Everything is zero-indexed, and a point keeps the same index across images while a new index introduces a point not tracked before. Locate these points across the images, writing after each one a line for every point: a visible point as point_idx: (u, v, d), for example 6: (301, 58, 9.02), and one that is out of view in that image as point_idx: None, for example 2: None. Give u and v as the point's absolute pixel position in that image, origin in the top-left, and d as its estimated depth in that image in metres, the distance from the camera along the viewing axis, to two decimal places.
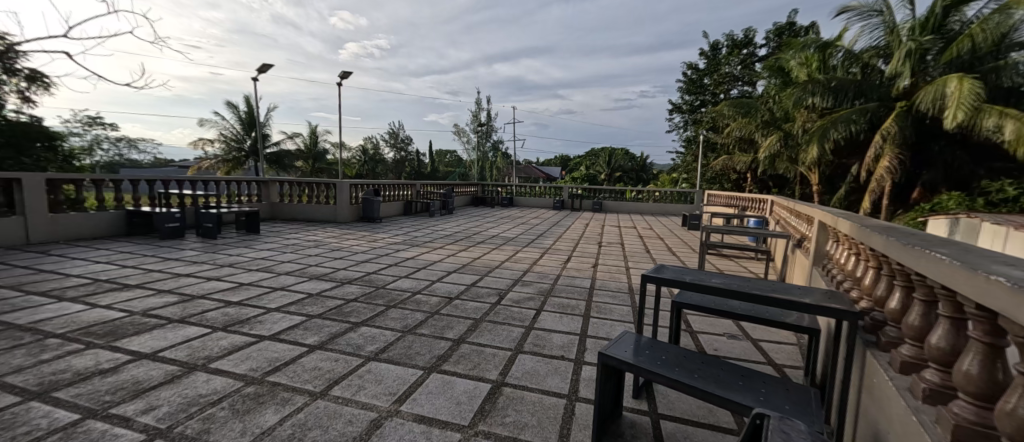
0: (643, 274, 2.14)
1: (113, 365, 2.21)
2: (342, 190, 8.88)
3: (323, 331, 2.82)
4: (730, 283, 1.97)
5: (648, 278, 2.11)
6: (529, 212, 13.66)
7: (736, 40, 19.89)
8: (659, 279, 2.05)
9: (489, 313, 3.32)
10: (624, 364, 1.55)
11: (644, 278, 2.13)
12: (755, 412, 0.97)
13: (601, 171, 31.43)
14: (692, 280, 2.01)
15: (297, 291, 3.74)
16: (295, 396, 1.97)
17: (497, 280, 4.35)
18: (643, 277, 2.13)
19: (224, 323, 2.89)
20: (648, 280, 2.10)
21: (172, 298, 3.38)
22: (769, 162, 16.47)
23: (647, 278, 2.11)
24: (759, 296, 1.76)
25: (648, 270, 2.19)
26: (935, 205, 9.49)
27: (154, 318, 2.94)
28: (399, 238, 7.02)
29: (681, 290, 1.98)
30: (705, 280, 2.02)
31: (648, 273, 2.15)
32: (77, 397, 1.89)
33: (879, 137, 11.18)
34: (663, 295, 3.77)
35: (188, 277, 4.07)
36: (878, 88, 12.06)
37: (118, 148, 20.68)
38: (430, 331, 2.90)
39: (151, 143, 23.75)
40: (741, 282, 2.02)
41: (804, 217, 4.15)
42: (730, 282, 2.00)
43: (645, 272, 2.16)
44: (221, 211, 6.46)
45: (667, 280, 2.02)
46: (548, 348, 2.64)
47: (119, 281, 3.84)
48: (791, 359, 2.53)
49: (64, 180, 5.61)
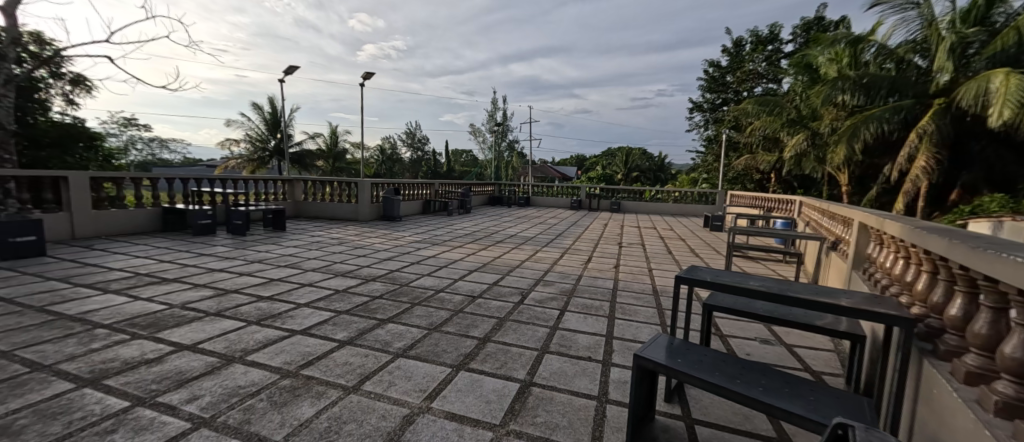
0: (677, 274, 2.09)
1: (158, 355, 2.31)
2: (364, 189, 9.04)
3: (351, 327, 2.87)
4: (770, 286, 1.90)
5: (684, 279, 2.05)
6: (546, 212, 13.65)
7: (761, 36, 19.40)
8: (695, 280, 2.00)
9: (513, 313, 3.32)
10: (660, 366, 1.54)
11: (679, 279, 2.08)
12: (834, 421, 0.95)
13: (617, 170, 31.20)
14: (729, 282, 1.97)
15: (324, 288, 3.83)
16: (329, 390, 2.01)
17: (518, 280, 4.34)
18: (678, 278, 2.08)
19: (258, 317, 2.98)
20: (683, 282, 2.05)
21: (207, 293, 3.51)
22: (794, 161, 16.03)
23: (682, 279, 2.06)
24: (803, 301, 1.70)
25: (682, 271, 2.15)
26: (977, 207, 9.04)
27: (192, 311, 3.04)
28: (419, 237, 7.10)
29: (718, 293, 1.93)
30: (742, 282, 1.96)
31: (683, 273, 2.10)
32: (126, 385, 1.98)
33: (915, 136, 10.80)
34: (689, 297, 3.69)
35: (220, 272, 4.20)
36: (914, 85, 11.67)
37: (152, 147, 21.55)
38: (456, 329, 2.92)
39: (182, 143, 24.69)
40: (782, 286, 1.94)
41: (839, 219, 4.00)
42: (768, 286, 1.93)
43: (679, 272, 2.11)
44: (250, 209, 6.66)
45: (704, 282, 1.97)
46: (574, 349, 2.63)
47: (158, 275, 4.00)
48: (828, 367, 2.47)
49: (106, 178, 5.89)
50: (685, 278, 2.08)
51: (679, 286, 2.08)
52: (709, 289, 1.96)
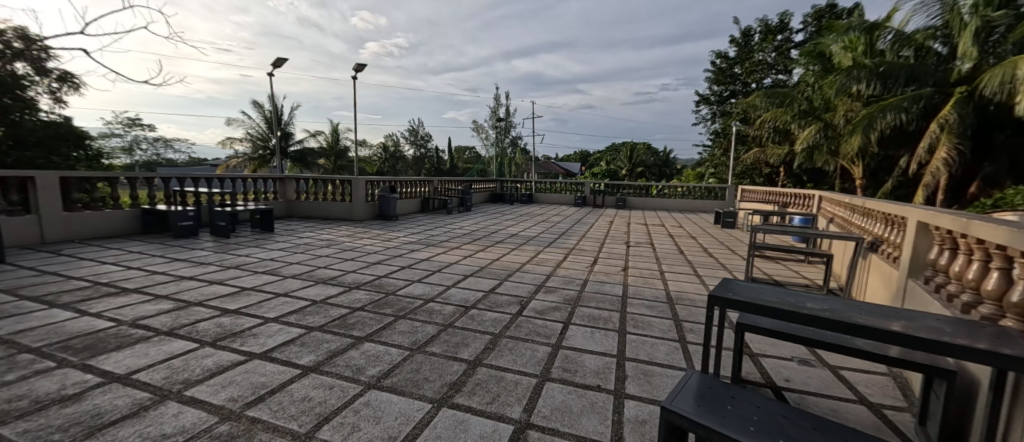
0: (713, 293, 1.66)
1: (78, 390, 1.92)
2: (359, 187, 8.65)
3: (321, 348, 2.47)
4: (834, 310, 1.50)
5: (723, 299, 1.63)
6: (549, 209, 13.22)
7: (770, 26, 18.82)
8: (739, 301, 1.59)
9: (510, 327, 2.91)
10: (699, 427, 1.15)
11: (714, 298, 1.65)
12: None
13: (621, 166, 30.74)
14: (782, 303, 1.56)
15: (300, 299, 3.42)
16: (275, 440, 1.61)
17: (517, 287, 3.93)
18: (713, 297, 1.66)
19: (215, 337, 2.58)
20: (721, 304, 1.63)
21: (167, 306, 3.12)
22: (806, 155, 15.51)
23: (722, 298, 1.63)
24: (895, 335, 1.29)
25: (715, 289, 1.73)
26: (999, 200, 8.55)
27: (141, 329, 2.66)
28: (414, 238, 6.71)
29: (768, 317, 1.53)
30: (798, 303, 1.54)
31: (721, 290, 1.68)
32: (21, 435, 1.59)
33: (935, 126, 10.35)
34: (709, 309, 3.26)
35: (189, 281, 3.82)
36: (933, 73, 11.17)
37: (156, 147, 21.50)
38: (442, 349, 2.52)
39: (185, 143, 24.47)
40: (851, 307, 1.53)
41: (880, 217, 3.55)
42: (832, 307, 1.53)
43: (715, 290, 1.69)
44: (235, 210, 6.29)
45: (749, 305, 1.56)
46: (580, 375, 2.22)
47: (119, 284, 3.62)
48: (887, 397, 2.06)
49: (79, 178, 5.52)
50: (721, 298, 1.65)
51: (714, 307, 1.67)
52: (757, 312, 1.54)
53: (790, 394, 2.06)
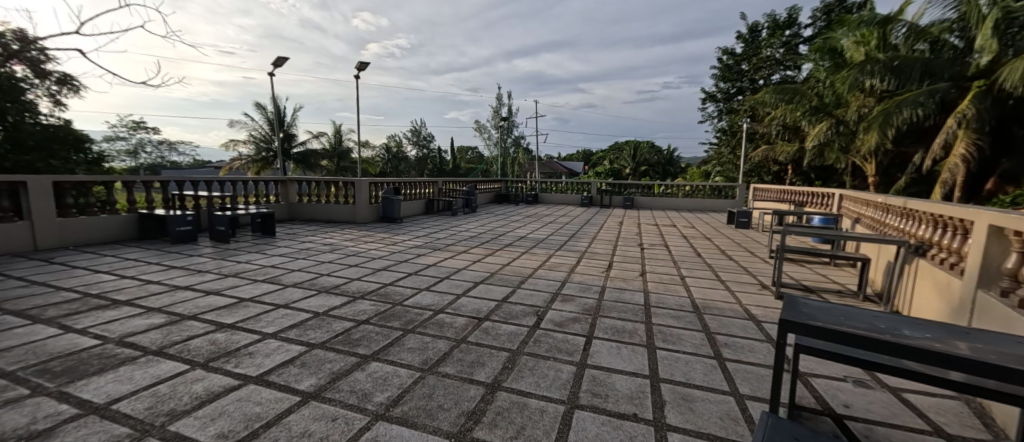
0: (783, 318, 1.42)
1: (50, 425, 1.70)
2: (362, 189, 8.43)
3: (323, 370, 2.25)
4: (942, 342, 1.25)
5: (796, 325, 1.39)
6: (556, 210, 12.97)
7: (778, 21, 18.46)
8: (817, 329, 1.35)
9: (528, 343, 2.68)
10: None
11: (785, 324, 1.41)
12: None
13: (625, 165, 30.46)
14: (873, 331, 1.31)
15: (301, 310, 3.20)
16: None
17: (532, 295, 3.68)
18: (783, 322, 1.42)
19: (208, 357, 2.36)
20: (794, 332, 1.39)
21: (158, 320, 2.90)
22: (816, 152, 15.20)
23: (794, 324, 1.40)
24: None
25: (783, 312, 1.49)
26: (1018, 197, 8.25)
27: (128, 348, 2.44)
28: (420, 241, 6.48)
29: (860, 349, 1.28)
30: (892, 330, 1.30)
31: (792, 315, 1.44)
32: None
33: (952, 122, 10.02)
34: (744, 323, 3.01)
35: (185, 291, 3.60)
36: (950, 66, 10.83)
37: (160, 150, 21.44)
38: (456, 370, 2.28)
39: (189, 146, 24.42)
40: (954, 335, 1.29)
41: (925, 219, 3.30)
42: (933, 335, 1.29)
43: (784, 314, 1.45)
44: (234, 213, 6.08)
45: (832, 333, 1.32)
46: (613, 401, 1.99)
47: (110, 296, 3.41)
48: (965, 427, 1.81)
49: (72, 183, 5.33)
50: (795, 323, 1.41)
51: (784, 334, 1.43)
52: (842, 343, 1.31)
53: (854, 424, 1.82)
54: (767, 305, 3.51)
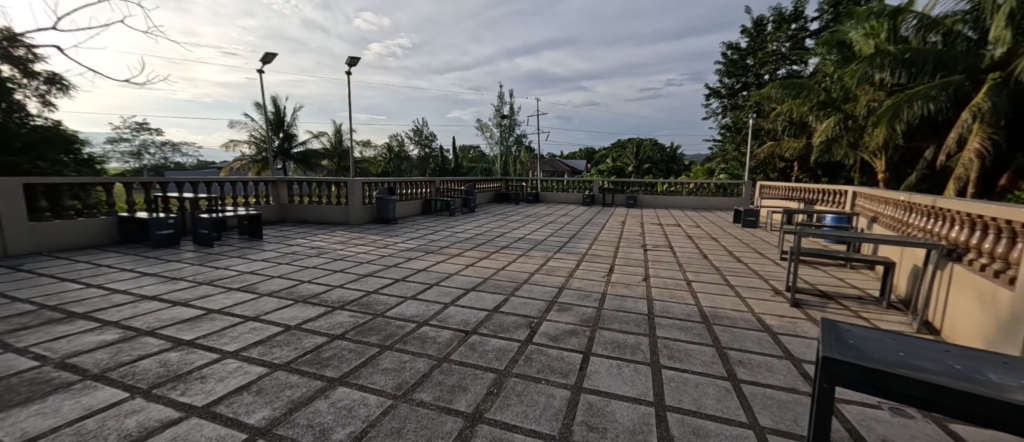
0: (827, 354, 1.10)
1: None
2: (355, 189, 8.17)
3: (281, 398, 1.97)
4: None
5: (845, 365, 1.07)
6: (558, 209, 12.68)
7: (784, 14, 18.00)
8: (875, 371, 1.03)
9: (518, 361, 2.39)
10: None
11: (829, 362, 1.09)
12: None
13: (628, 162, 30.09)
14: (952, 376, 0.99)
15: (272, 324, 2.92)
16: None
17: (526, 304, 3.39)
18: (827, 360, 1.09)
19: (154, 383, 2.09)
20: (844, 375, 1.07)
21: (112, 337, 2.63)
22: (823, 148, 14.82)
23: (843, 364, 1.07)
24: None
25: (825, 343, 1.16)
26: None
27: (67, 372, 2.17)
28: (413, 243, 6.21)
29: (937, 405, 0.96)
30: (973, 373, 0.99)
31: (837, 350, 1.11)
32: None
33: (967, 115, 9.65)
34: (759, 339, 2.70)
35: (150, 302, 3.34)
36: (963, 59, 10.41)
37: (164, 151, 21.31)
38: (433, 397, 2.00)
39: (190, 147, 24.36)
40: None
41: (961, 221, 2.99)
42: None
43: (828, 349, 1.12)
44: (218, 216, 5.82)
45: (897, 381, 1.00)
46: (611, 438, 1.69)
47: (67, 308, 3.15)
48: None
49: (44, 185, 5.07)
50: (842, 363, 1.09)
51: (829, 377, 1.10)
52: (907, 396, 0.99)
53: None
54: (783, 314, 3.20)
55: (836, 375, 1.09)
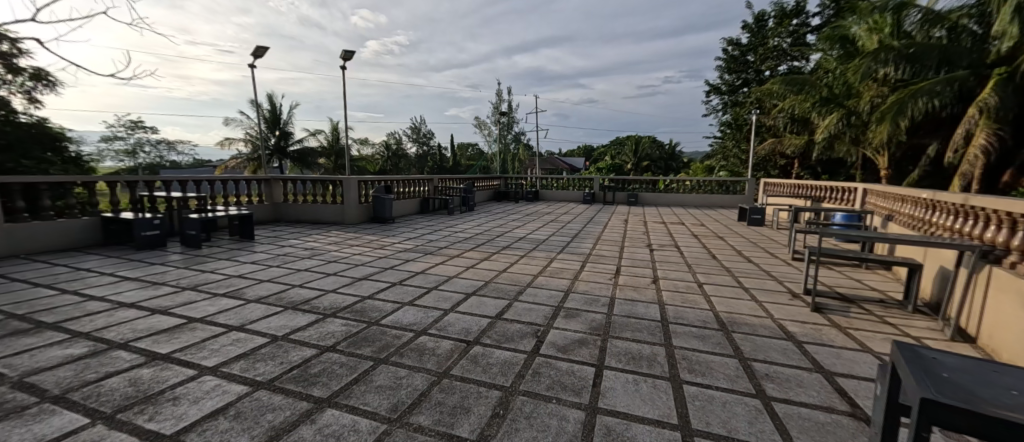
0: (925, 397, 0.87)
1: None
2: (351, 188, 7.94)
3: (259, 423, 1.75)
4: None
5: (950, 411, 0.85)
6: (558, 207, 12.46)
7: (785, 9, 17.75)
8: (991, 420, 0.80)
9: (525, 376, 2.18)
10: None
11: (928, 406, 0.87)
12: None
13: (627, 160, 29.88)
14: None
15: (257, 334, 2.70)
16: None
17: (530, 310, 3.18)
18: (925, 403, 0.87)
19: (119, 405, 1.88)
20: (949, 423, 0.85)
21: (80, 351, 2.41)
22: (825, 145, 14.65)
23: (946, 409, 0.85)
24: None
25: (915, 381, 0.94)
26: None
27: (23, 394, 1.96)
28: (410, 244, 5.99)
29: None
30: None
31: (935, 390, 0.89)
32: None
33: (974, 110, 9.47)
34: (784, 349, 2.51)
35: (128, 310, 3.12)
36: (969, 53, 10.21)
37: (160, 149, 20.99)
38: (431, 420, 1.79)
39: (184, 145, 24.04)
40: None
41: (997, 219, 2.79)
42: None
43: (922, 388, 0.90)
44: (207, 216, 5.59)
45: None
46: None
47: (36, 318, 2.93)
48: None
49: (21, 184, 4.82)
50: (943, 407, 0.86)
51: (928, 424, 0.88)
52: None
53: None
54: (805, 320, 2.99)
55: (938, 423, 0.86)
